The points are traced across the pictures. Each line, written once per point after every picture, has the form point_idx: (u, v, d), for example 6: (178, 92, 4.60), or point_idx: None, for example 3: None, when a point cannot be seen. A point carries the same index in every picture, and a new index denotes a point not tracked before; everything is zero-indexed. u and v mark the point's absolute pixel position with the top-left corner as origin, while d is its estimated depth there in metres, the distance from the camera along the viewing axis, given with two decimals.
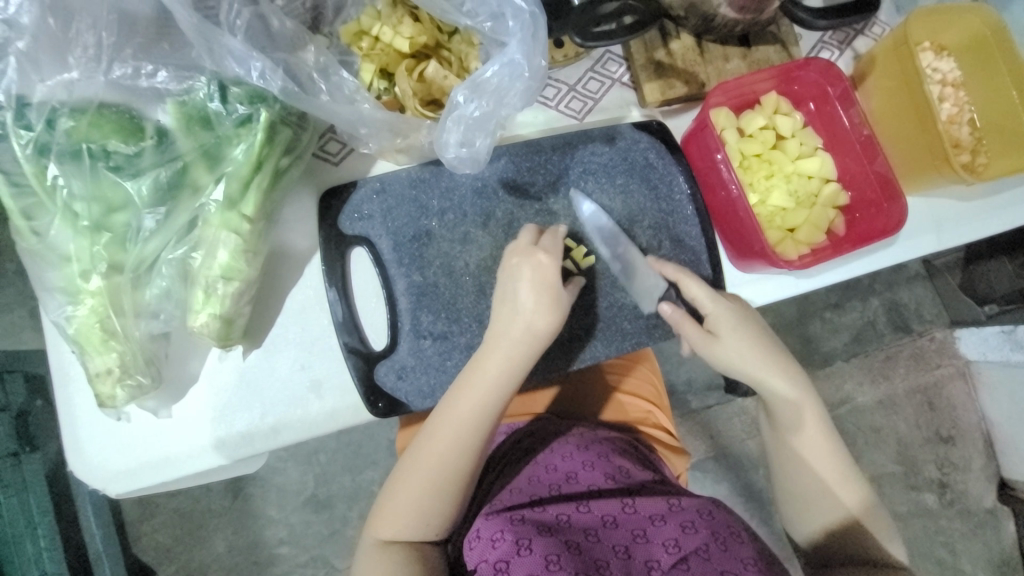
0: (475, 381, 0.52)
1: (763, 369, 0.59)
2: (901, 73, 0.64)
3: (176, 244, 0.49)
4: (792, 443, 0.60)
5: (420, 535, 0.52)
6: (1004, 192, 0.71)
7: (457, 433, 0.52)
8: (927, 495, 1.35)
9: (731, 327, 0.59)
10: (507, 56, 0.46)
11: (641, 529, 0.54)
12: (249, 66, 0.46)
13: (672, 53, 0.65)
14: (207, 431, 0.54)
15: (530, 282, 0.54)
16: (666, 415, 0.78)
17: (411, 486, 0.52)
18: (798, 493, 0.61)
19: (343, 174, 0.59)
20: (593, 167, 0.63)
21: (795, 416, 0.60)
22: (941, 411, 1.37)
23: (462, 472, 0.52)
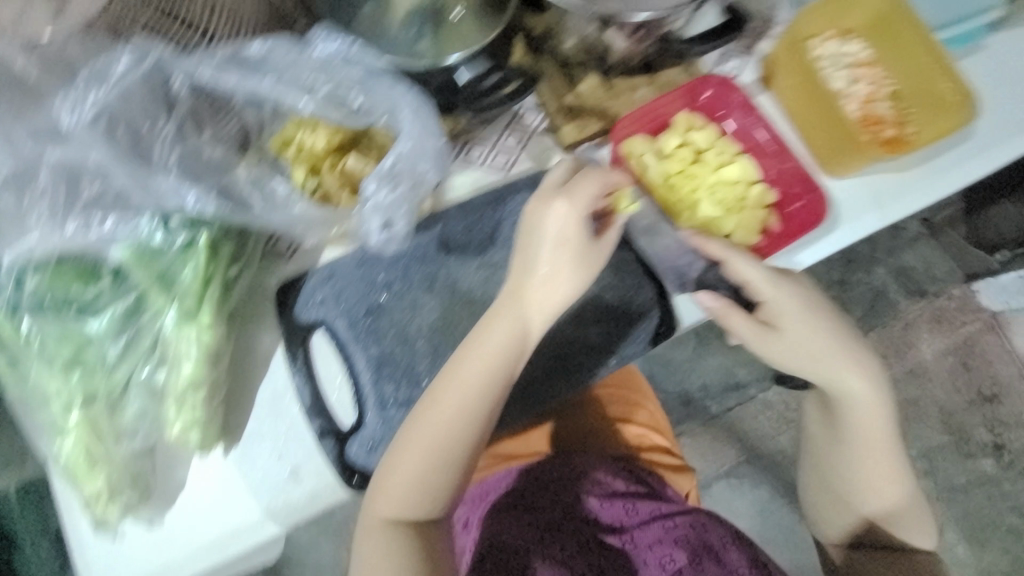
0: (479, 351, 0.52)
1: (846, 369, 0.61)
2: (800, 67, 0.69)
3: (142, 365, 0.55)
4: (865, 439, 0.65)
5: (423, 511, 0.53)
6: (941, 156, 0.72)
7: (464, 401, 0.52)
8: None
9: (799, 311, 0.60)
10: (399, 148, 0.53)
11: (630, 536, 0.68)
12: (185, 197, 0.52)
13: (582, 95, 0.69)
14: (241, 511, 0.58)
15: (553, 228, 0.52)
16: (665, 437, 0.84)
17: (414, 457, 0.52)
18: (837, 493, 0.70)
19: (294, 267, 0.63)
20: (525, 215, 0.67)
21: (868, 413, 0.63)
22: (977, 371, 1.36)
23: (467, 441, 0.53)
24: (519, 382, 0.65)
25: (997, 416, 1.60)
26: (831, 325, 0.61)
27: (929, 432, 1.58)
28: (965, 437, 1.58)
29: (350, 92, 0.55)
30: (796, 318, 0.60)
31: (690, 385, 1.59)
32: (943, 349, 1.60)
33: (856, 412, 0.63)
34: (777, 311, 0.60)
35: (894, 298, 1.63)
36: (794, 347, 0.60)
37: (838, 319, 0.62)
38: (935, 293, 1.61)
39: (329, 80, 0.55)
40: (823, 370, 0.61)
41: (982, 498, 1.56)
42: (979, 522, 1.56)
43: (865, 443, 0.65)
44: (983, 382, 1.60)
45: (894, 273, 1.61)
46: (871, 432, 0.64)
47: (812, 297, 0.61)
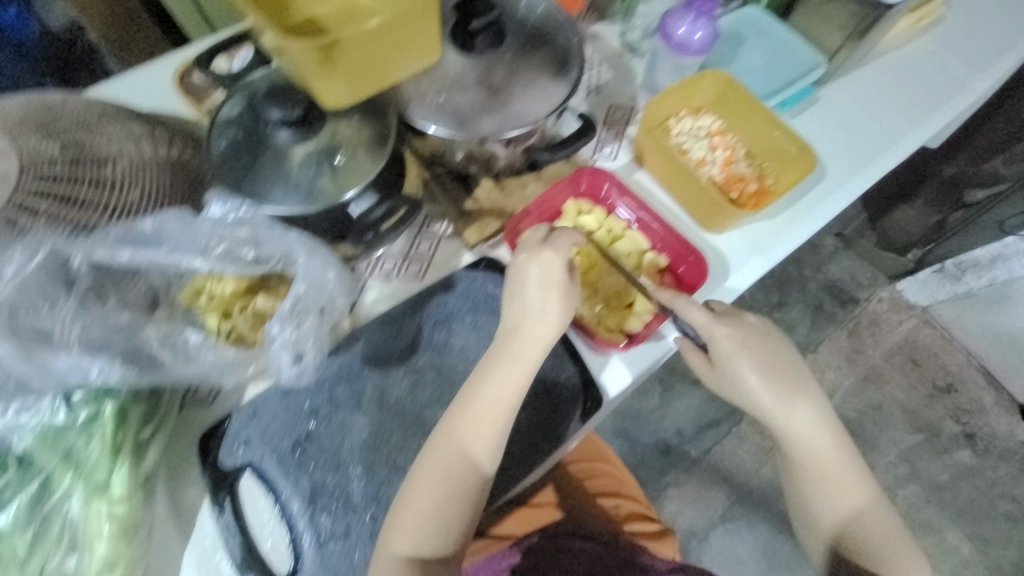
0: (485, 384, 0.59)
1: (779, 400, 0.66)
2: (661, 147, 0.78)
3: (53, 555, 0.51)
4: (815, 467, 0.67)
5: (437, 541, 0.57)
6: (804, 197, 0.82)
7: (472, 433, 0.58)
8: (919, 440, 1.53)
9: (736, 350, 0.65)
10: (296, 290, 0.56)
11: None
12: (89, 370, 0.53)
13: (479, 199, 0.76)
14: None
15: (539, 277, 0.61)
16: (637, 501, 0.92)
17: (428, 487, 0.57)
18: (810, 526, 0.70)
19: (218, 410, 0.64)
20: (443, 317, 0.70)
21: (812, 440, 0.67)
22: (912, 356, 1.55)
23: (475, 470, 0.58)
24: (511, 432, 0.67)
25: (958, 404, 1.65)
26: (765, 356, 0.66)
27: (902, 434, 1.61)
28: (936, 432, 1.62)
29: (241, 249, 0.59)
30: (735, 357, 0.65)
31: (666, 433, 1.58)
32: (889, 350, 1.69)
33: (797, 441, 0.67)
34: (718, 348, 0.66)
35: (832, 310, 1.72)
36: (734, 378, 0.66)
37: (770, 352, 0.67)
38: (868, 299, 1.74)
39: (223, 242, 0.58)
40: (766, 399, 0.66)
41: (972, 492, 1.57)
42: (978, 518, 1.54)
43: (814, 469, 0.67)
44: (935, 374, 1.68)
45: (826, 287, 1.75)
46: (815, 456, 0.67)
47: (746, 334, 0.66)
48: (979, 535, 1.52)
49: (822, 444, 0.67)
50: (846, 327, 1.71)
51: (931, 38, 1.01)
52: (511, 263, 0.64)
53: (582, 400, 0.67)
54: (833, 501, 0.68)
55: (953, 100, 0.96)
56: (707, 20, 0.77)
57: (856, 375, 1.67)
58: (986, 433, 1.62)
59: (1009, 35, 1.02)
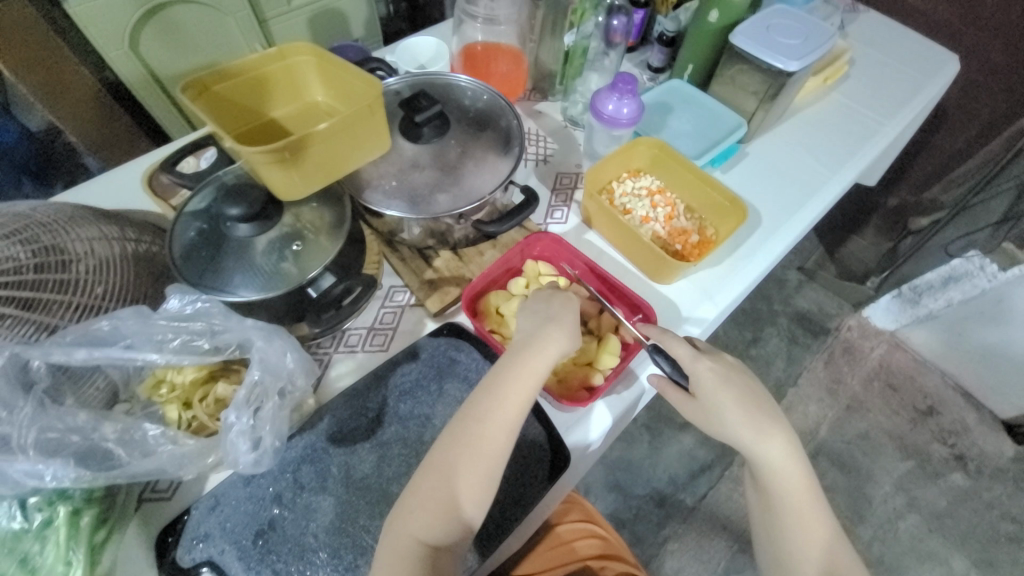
0: (506, 378, 0.63)
1: (762, 435, 0.66)
2: (604, 211, 0.84)
3: None
4: (789, 504, 0.68)
5: (445, 527, 0.58)
6: (743, 244, 0.88)
7: (490, 420, 0.61)
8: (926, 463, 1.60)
9: (719, 385, 0.67)
10: (252, 377, 0.57)
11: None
12: (43, 475, 0.52)
13: (439, 268, 0.81)
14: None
15: (559, 300, 0.70)
16: (619, 561, 0.90)
17: (441, 472, 0.59)
18: (780, 567, 0.70)
19: (178, 502, 0.63)
20: (407, 386, 0.71)
21: (789, 476, 0.68)
22: (903, 387, 1.71)
23: (490, 458, 0.60)
24: None
25: (942, 426, 1.66)
26: (747, 391, 0.68)
27: (894, 462, 1.60)
28: (925, 456, 1.61)
29: (198, 341, 0.60)
30: (717, 388, 0.67)
31: (659, 482, 1.55)
32: (867, 376, 1.72)
33: (775, 475, 0.68)
34: (699, 381, 0.68)
35: (805, 341, 1.77)
36: (714, 411, 0.67)
37: (749, 388, 0.69)
38: (838, 328, 1.80)
39: (180, 335, 0.60)
40: (751, 434, 0.66)
41: (971, 516, 1.54)
42: (983, 544, 1.50)
43: (791, 506, 0.68)
44: (915, 398, 1.70)
45: (796, 318, 1.81)
46: (789, 492, 0.68)
47: (728, 371, 0.69)
48: (987, 562, 1.48)
49: (796, 482, 0.68)
50: (822, 356, 1.75)
51: (839, 93, 1.14)
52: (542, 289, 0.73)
53: (549, 459, 0.67)
54: (808, 540, 0.68)
55: (867, 145, 1.06)
56: (632, 97, 0.86)
57: (839, 404, 1.68)
58: (975, 454, 1.62)
59: (909, 86, 1.15)
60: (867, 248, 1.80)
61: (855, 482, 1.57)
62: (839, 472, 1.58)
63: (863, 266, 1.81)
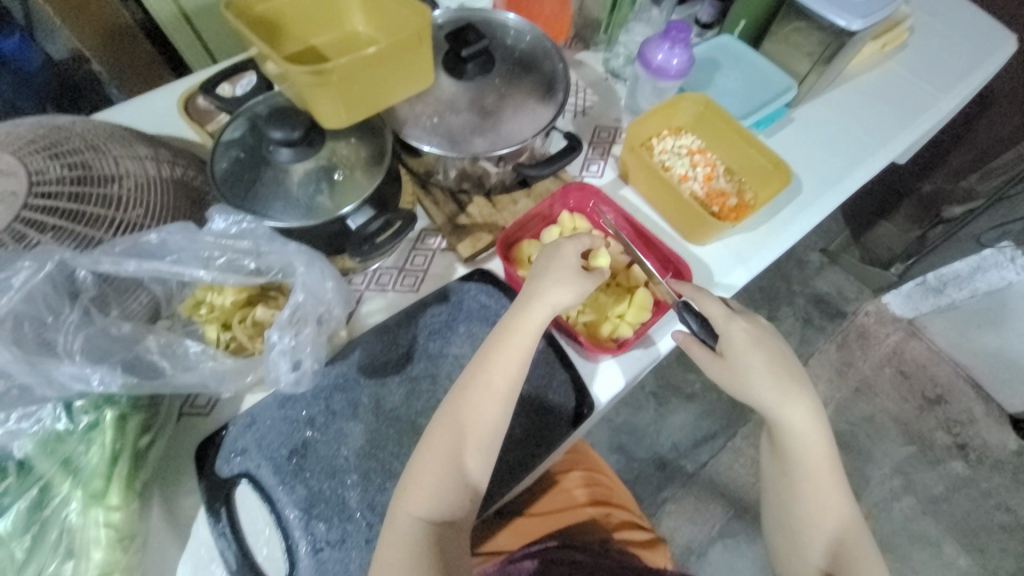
0: (498, 348, 0.62)
1: (786, 397, 0.67)
2: (644, 166, 0.82)
3: (49, 563, 0.51)
4: (805, 467, 0.69)
5: (451, 497, 0.59)
6: (781, 212, 0.86)
7: (487, 392, 0.60)
8: (945, 457, 1.61)
9: (750, 346, 0.68)
10: (295, 298, 0.58)
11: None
12: (89, 379, 0.53)
13: (471, 214, 0.79)
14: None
15: (564, 259, 0.65)
16: (624, 511, 0.93)
17: (440, 448, 0.59)
18: (787, 526, 0.73)
19: (214, 420, 0.64)
20: (437, 327, 0.72)
21: (808, 441, 0.69)
22: (914, 375, 1.71)
23: (488, 426, 0.60)
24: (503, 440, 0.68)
25: (948, 415, 1.67)
26: (777, 355, 0.69)
27: (897, 446, 1.62)
28: (928, 443, 1.63)
29: (243, 260, 0.61)
30: (746, 349, 0.67)
31: (662, 447, 1.59)
32: (879, 361, 1.72)
33: (794, 438, 0.69)
34: (731, 340, 0.68)
35: (820, 324, 1.76)
36: (742, 371, 0.68)
37: (779, 353, 0.69)
38: (856, 312, 1.78)
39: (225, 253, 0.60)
40: (774, 396, 0.67)
41: (967, 504, 1.57)
42: (974, 530, 1.54)
43: (807, 471, 0.69)
44: (925, 386, 1.70)
45: (814, 300, 1.79)
46: (807, 456, 0.69)
47: (760, 333, 0.69)
48: (974, 546, 1.52)
49: (815, 447, 0.69)
50: (835, 340, 1.74)
51: (895, 62, 1.07)
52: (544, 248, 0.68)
53: (575, 404, 0.68)
54: (819, 504, 0.69)
55: (919, 119, 1.01)
56: (683, 47, 0.82)
57: (847, 387, 1.68)
58: (978, 444, 1.64)
59: (968, 61, 1.09)
60: (893, 235, 1.75)
61: (855, 462, 1.59)
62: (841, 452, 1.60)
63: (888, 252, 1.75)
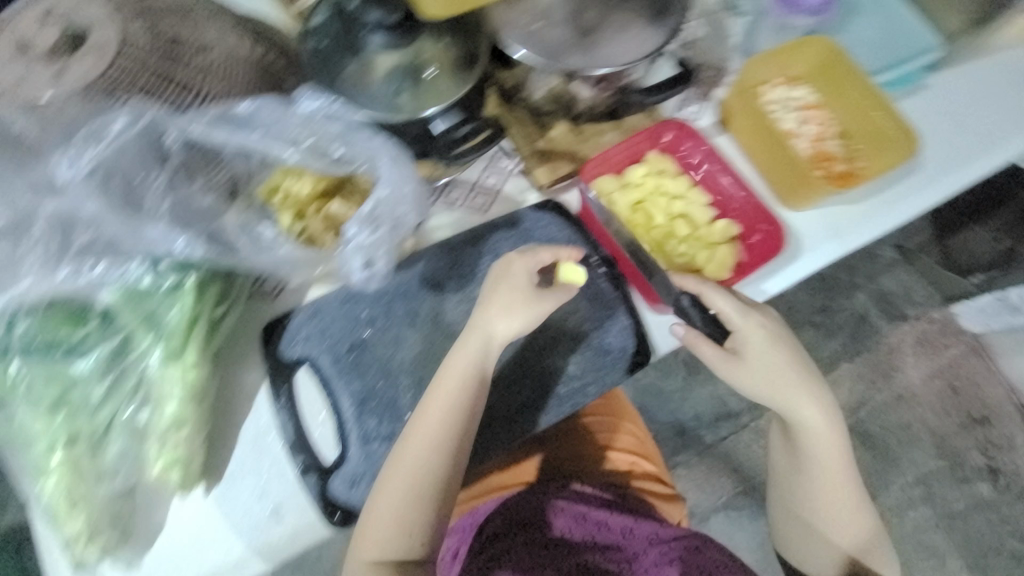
0: (447, 376, 0.58)
1: (805, 398, 0.65)
2: (752, 112, 0.75)
3: (125, 406, 0.55)
4: (818, 467, 0.68)
5: (408, 521, 0.57)
6: (893, 188, 0.77)
7: (437, 416, 0.57)
8: (979, 484, 1.45)
9: (766, 347, 0.64)
10: (377, 194, 0.57)
11: (620, 540, 0.75)
12: (174, 243, 0.55)
13: (552, 139, 0.73)
14: (207, 560, 0.57)
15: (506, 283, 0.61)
16: (651, 462, 0.92)
17: (394, 475, 0.57)
18: (791, 513, 0.74)
19: (280, 306, 0.65)
20: (503, 251, 0.70)
21: (823, 442, 0.67)
22: (964, 393, 1.48)
23: (442, 455, 0.57)
24: (557, 373, 0.66)
25: (988, 439, 1.46)
26: (796, 354, 0.66)
27: (925, 457, 1.47)
28: (959, 461, 1.46)
29: (329, 146, 0.60)
30: (759, 349, 0.64)
31: (684, 415, 1.58)
32: (929, 372, 1.50)
33: (809, 439, 0.67)
34: (746, 343, 0.65)
35: (877, 321, 1.53)
36: (760, 374, 0.64)
37: (793, 350, 0.65)
38: (917, 317, 1.52)
39: (313, 135, 0.59)
40: (794, 396, 0.65)
41: (982, 526, 1.43)
42: (985, 552, 1.42)
43: (821, 469, 0.68)
44: (971, 405, 1.47)
45: (875, 297, 1.54)
46: (821, 457, 0.67)
47: (778, 332, 0.65)
48: None
49: (832, 449, 0.67)
50: (891, 341, 1.52)
51: None
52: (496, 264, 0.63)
53: (632, 351, 0.66)
54: (832, 496, 0.70)
55: None
56: None
57: (889, 390, 1.49)
58: None
59: None
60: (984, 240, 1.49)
61: (879, 465, 1.46)
62: (867, 453, 1.47)
63: (971, 260, 1.50)
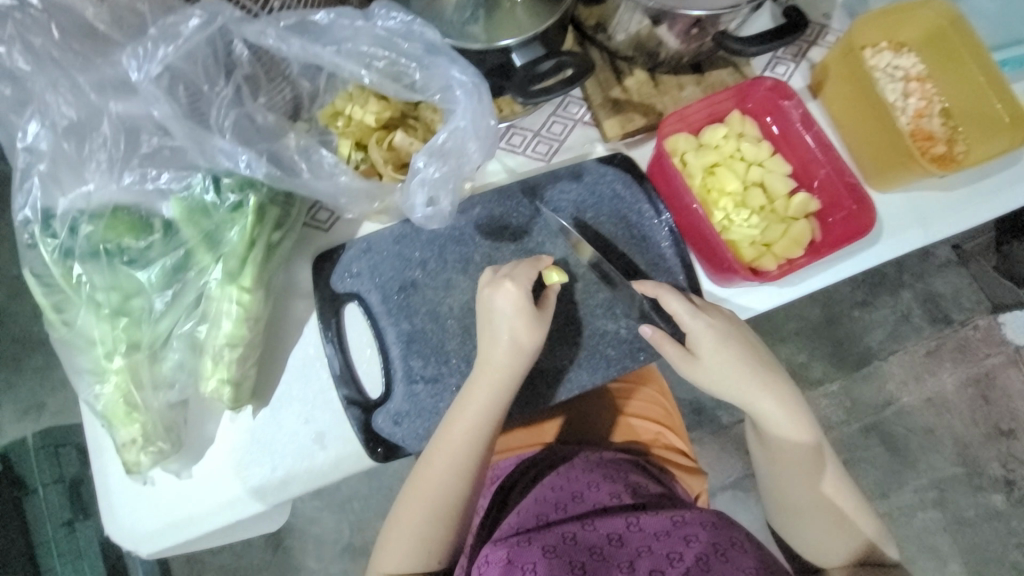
0: (466, 412, 0.55)
1: (756, 394, 0.59)
2: (852, 76, 0.67)
3: (184, 320, 0.56)
4: (780, 455, 0.59)
5: (428, 558, 0.54)
6: (992, 175, 0.70)
7: (446, 449, 0.54)
8: (997, 497, 1.19)
9: (717, 344, 0.58)
10: (453, 124, 0.53)
11: (645, 544, 0.53)
12: (237, 159, 0.52)
13: (628, 89, 0.69)
14: (226, 489, 0.59)
15: (510, 311, 0.55)
16: (678, 435, 0.76)
17: (412, 514, 0.54)
18: (777, 515, 0.61)
19: (333, 238, 0.64)
20: (564, 204, 0.66)
21: (783, 431, 0.58)
22: (997, 404, 1.22)
23: (460, 495, 0.54)
24: (606, 334, 0.64)
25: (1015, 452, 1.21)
26: (747, 346, 0.59)
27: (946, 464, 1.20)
28: (977, 470, 1.20)
29: (405, 68, 0.54)
30: (711, 343, 0.58)
31: None
32: (967, 379, 1.22)
33: (765, 430, 0.59)
34: (697, 340, 0.59)
35: (917, 324, 1.23)
36: (712, 373, 0.59)
37: (748, 343, 0.60)
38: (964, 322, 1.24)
39: (388, 52, 0.54)
40: (748, 391, 0.59)
41: (991, 539, 1.19)
42: (988, 562, 1.18)
43: (784, 464, 0.59)
44: (1000, 415, 1.22)
45: (920, 297, 1.24)
46: (782, 446, 0.59)
47: (730, 324, 0.60)
48: None
49: (793, 437, 0.58)
50: (926, 345, 1.22)
51: None
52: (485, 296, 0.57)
53: None
54: (811, 493, 0.58)
55: None
56: None
57: (917, 393, 1.21)
58: None
59: None
60: None
61: (894, 467, 1.19)
62: (882, 450, 1.19)
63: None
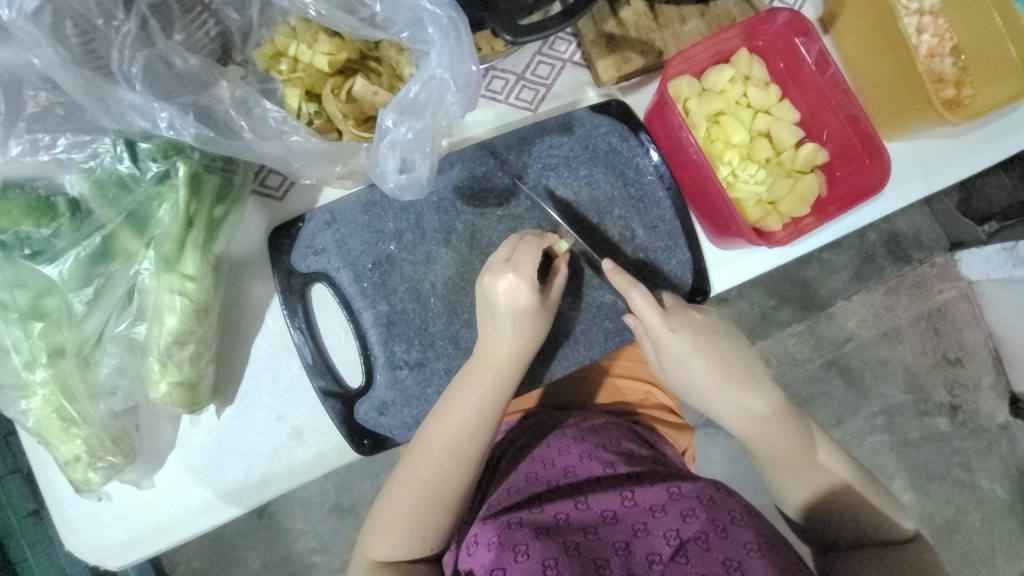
0: (466, 400, 0.51)
1: (735, 397, 0.55)
2: (873, 9, 0.60)
3: (118, 319, 0.47)
4: (769, 447, 0.56)
5: (418, 550, 0.52)
6: (992, 123, 0.67)
7: (447, 439, 0.50)
8: (938, 419, 1.25)
9: (687, 351, 0.55)
10: (427, 69, 0.44)
11: (642, 522, 0.52)
12: (156, 118, 0.42)
13: (624, 22, 0.59)
14: (193, 498, 0.53)
15: (506, 296, 0.50)
16: (666, 394, 0.73)
17: (404, 503, 0.51)
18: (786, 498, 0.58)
19: (290, 208, 0.55)
20: (553, 162, 0.58)
21: (761, 428, 0.56)
22: (947, 335, 1.24)
23: (456, 486, 0.51)
24: (601, 303, 0.59)
25: (957, 378, 1.25)
26: (716, 353, 0.55)
27: (897, 392, 1.23)
28: (924, 395, 1.24)
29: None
30: (686, 349, 0.55)
31: None
32: (921, 314, 1.22)
33: (748, 429, 0.56)
34: (665, 350, 0.55)
35: (880, 264, 1.21)
36: (684, 381, 0.56)
37: (727, 347, 0.56)
38: (923, 262, 1.22)
39: None
40: (724, 394, 0.55)
41: (933, 457, 1.25)
42: (930, 476, 1.25)
43: (774, 462, 0.57)
44: (949, 344, 1.24)
45: (884, 239, 1.20)
46: (765, 441, 0.56)
47: (702, 331, 0.56)
48: None
49: (777, 429, 0.56)
50: (887, 284, 1.21)
51: None
52: (479, 282, 0.51)
53: (688, 288, 0.60)
54: (806, 482, 0.56)
55: None
56: None
57: (875, 328, 1.21)
58: None
59: None
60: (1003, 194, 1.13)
61: (849, 396, 1.22)
62: (841, 383, 1.21)
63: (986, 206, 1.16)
